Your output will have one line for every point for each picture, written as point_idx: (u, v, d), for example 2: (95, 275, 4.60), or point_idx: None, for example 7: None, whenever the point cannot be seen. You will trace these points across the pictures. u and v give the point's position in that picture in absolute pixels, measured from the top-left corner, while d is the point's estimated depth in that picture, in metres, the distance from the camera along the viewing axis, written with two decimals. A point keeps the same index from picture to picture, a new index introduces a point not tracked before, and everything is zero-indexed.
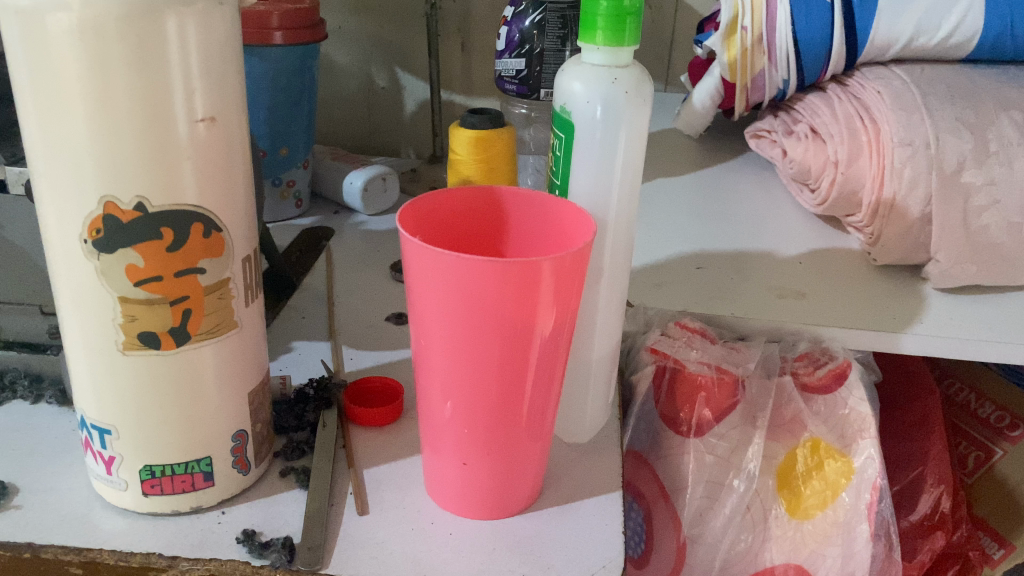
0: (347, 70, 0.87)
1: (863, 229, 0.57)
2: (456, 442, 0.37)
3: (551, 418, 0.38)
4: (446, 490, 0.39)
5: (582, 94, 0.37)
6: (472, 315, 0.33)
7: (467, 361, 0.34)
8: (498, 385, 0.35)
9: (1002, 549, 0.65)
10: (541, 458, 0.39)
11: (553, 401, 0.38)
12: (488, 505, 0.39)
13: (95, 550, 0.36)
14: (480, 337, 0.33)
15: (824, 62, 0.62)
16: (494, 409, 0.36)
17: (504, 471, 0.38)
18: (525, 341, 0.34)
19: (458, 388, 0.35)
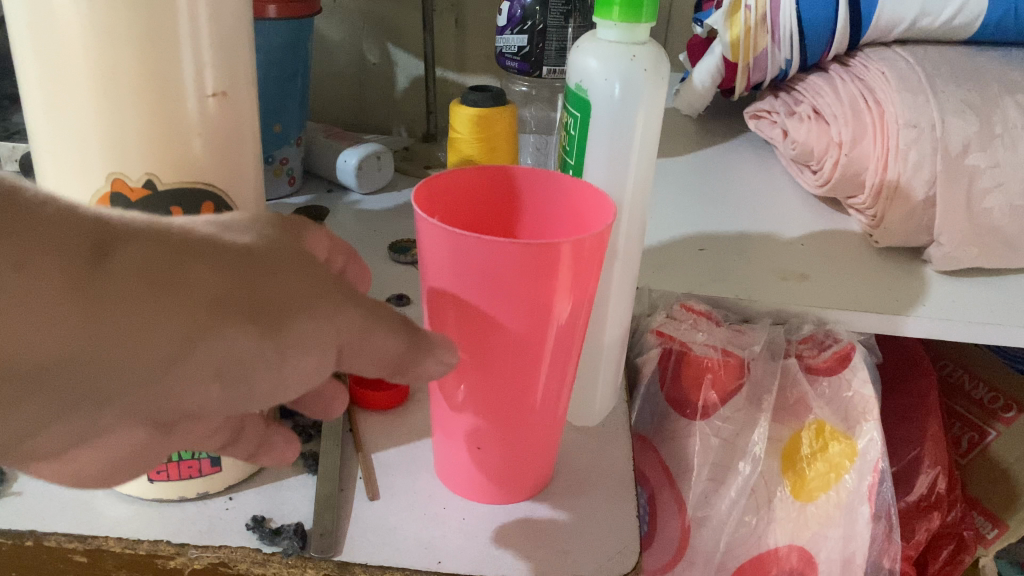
0: (338, 45, 0.85)
1: (865, 210, 0.56)
2: (469, 427, 0.36)
3: (563, 404, 0.38)
4: (457, 474, 0.38)
5: (600, 73, 0.37)
6: (490, 299, 0.32)
7: (482, 345, 0.33)
8: (513, 369, 0.34)
9: (995, 528, 0.67)
10: (554, 442, 0.38)
11: (567, 386, 0.37)
12: (500, 490, 0.38)
13: (101, 538, 0.35)
14: (499, 321, 0.32)
15: (828, 41, 0.62)
16: (509, 394, 0.35)
17: (518, 455, 0.37)
18: (542, 324, 0.33)
19: (473, 374, 0.35)
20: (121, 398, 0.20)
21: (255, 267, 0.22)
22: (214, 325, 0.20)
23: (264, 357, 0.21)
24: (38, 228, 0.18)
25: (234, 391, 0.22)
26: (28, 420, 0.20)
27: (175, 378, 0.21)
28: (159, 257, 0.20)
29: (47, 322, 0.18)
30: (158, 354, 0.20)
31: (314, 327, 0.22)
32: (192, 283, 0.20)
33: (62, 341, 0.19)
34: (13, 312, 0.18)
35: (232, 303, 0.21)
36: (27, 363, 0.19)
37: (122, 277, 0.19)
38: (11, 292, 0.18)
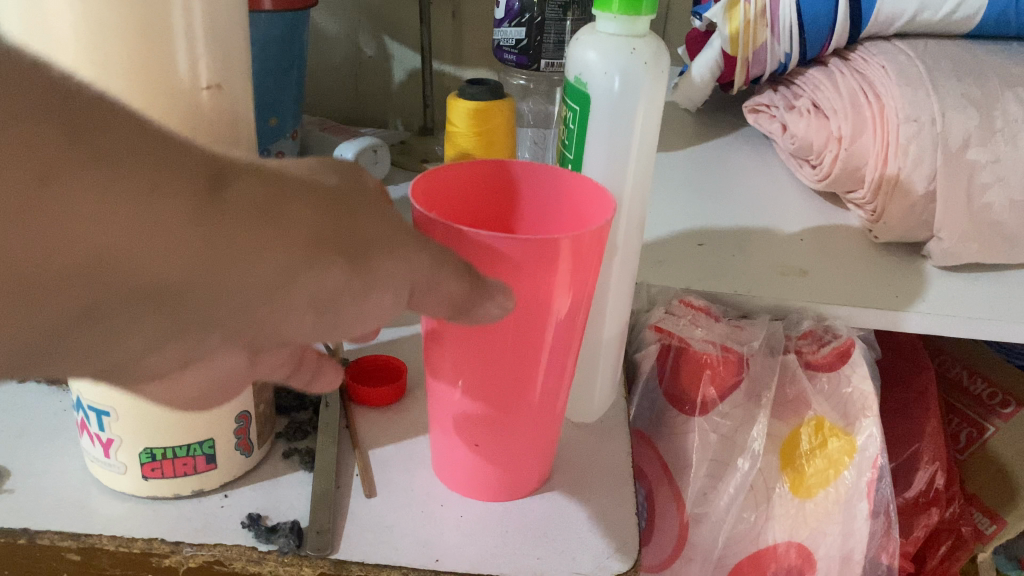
0: (334, 38, 0.84)
1: (864, 205, 0.56)
2: (467, 424, 0.36)
3: (562, 401, 0.37)
4: (454, 472, 0.38)
5: (599, 66, 0.36)
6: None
7: (479, 344, 0.33)
8: (512, 366, 0.34)
9: (993, 524, 0.67)
10: (553, 438, 0.38)
11: (565, 382, 0.37)
12: (497, 488, 0.38)
13: (94, 536, 0.34)
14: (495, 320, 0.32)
15: (828, 34, 0.62)
16: (506, 391, 0.35)
17: (517, 452, 0.37)
18: (539, 321, 0.32)
19: (470, 371, 0.34)
20: (228, 320, 0.22)
21: (345, 203, 0.23)
22: (315, 258, 0.21)
23: (350, 287, 0.23)
24: (166, 155, 0.19)
25: (325, 319, 0.23)
26: (146, 336, 0.21)
27: (276, 303, 0.22)
28: (266, 192, 0.21)
29: (176, 246, 0.19)
30: (266, 281, 0.21)
31: (393, 262, 0.24)
32: (294, 219, 0.21)
33: (188, 265, 0.19)
34: (148, 237, 0.19)
35: (328, 235, 0.22)
36: (154, 282, 0.19)
37: (239, 211, 0.20)
38: (146, 218, 0.18)
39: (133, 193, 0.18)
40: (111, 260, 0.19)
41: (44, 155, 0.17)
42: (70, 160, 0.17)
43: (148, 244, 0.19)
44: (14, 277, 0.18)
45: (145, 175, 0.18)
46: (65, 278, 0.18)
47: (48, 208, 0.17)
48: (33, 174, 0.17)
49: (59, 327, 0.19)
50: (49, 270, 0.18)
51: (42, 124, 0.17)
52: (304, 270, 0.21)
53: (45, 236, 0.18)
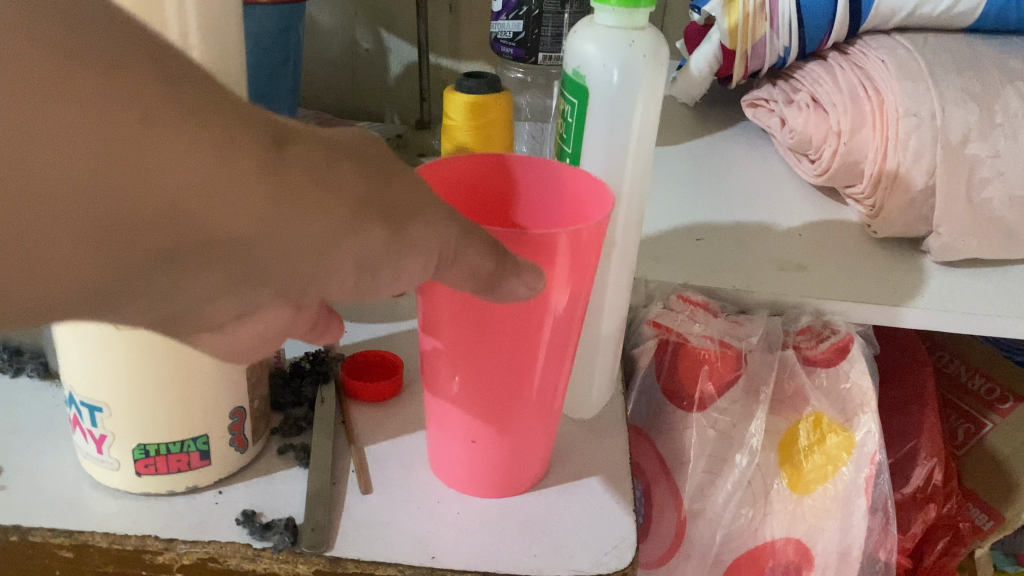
0: (330, 31, 0.84)
1: (863, 200, 0.56)
2: (465, 420, 0.36)
3: (559, 396, 0.37)
4: (451, 468, 0.38)
5: (598, 58, 0.36)
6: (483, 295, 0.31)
7: (476, 338, 0.33)
8: (510, 361, 0.33)
9: (991, 521, 0.66)
10: (550, 435, 0.38)
11: (563, 377, 0.36)
12: (495, 484, 0.38)
13: (87, 533, 0.34)
14: (493, 315, 0.32)
15: (828, 28, 0.61)
16: (504, 386, 0.34)
17: (514, 448, 0.37)
18: (536, 317, 0.32)
19: (467, 365, 0.34)
20: (280, 274, 0.22)
21: (386, 170, 0.24)
22: (359, 220, 0.22)
23: (387, 250, 0.24)
24: (237, 112, 0.20)
25: (362, 279, 0.24)
26: (207, 284, 0.22)
27: (324, 263, 0.23)
28: (320, 155, 0.22)
29: (244, 200, 0.20)
30: (316, 240, 0.22)
31: (426, 230, 0.25)
32: (344, 182, 0.22)
33: (254, 219, 0.20)
34: (220, 190, 0.19)
35: (372, 199, 0.23)
36: (221, 235, 0.20)
37: (298, 170, 0.21)
38: (222, 171, 0.19)
39: (210, 146, 0.19)
40: (185, 210, 0.19)
41: (134, 106, 0.18)
42: (158, 109, 0.18)
43: (222, 197, 0.20)
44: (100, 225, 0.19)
45: (220, 128, 0.19)
46: (143, 225, 0.19)
47: (134, 155, 0.18)
48: (123, 121, 0.18)
49: (130, 272, 0.20)
50: (128, 218, 0.19)
51: (132, 76, 0.18)
52: (351, 230, 0.22)
53: (130, 183, 0.18)
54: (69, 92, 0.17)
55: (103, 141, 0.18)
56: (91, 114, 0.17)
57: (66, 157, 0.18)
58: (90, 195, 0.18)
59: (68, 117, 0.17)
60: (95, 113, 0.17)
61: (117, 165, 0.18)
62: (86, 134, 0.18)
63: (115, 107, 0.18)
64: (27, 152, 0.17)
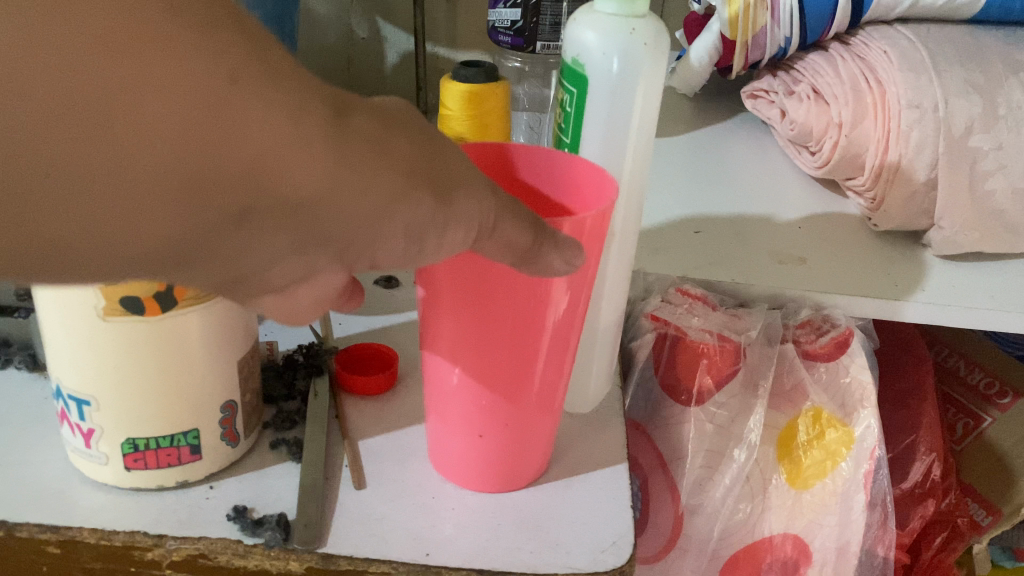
0: (326, 20, 0.83)
1: (863, 192, 0.55)
2: (466, 413, 0.35)
3: (562, 390, 0.36)
4: (450, 461, 0.37)
5: (597, 47, 0.35)
6: (486, 288, 0.30)
7: (478, 331, 0.32)
8: (511, 354, 0.33)
9: (990, 516, 0.67)
10: (551, 428, 0.37)
11: (566, 370, 0.36)
12: (495, 479, 0.37)
13: (75, 529, 0.34)
14: (493, 307, 0.31)
15: (829, 18, 0.61)
16: (506, 380, 0.34)
17: (518, 442, 0.36)
18: (536, 309, 0.31)
19: (467, 357, 0.33)
20: (337, 242, 0.23)
21: (433, 146, 0.24)
22: (413, 188, 0.23)
23: (435, 221, 0.24)
24: (303, 78, 0.21)
25: (412, 246, 0.24)
26: (273, 253, 0.22)
27: (379, 231, 0.23)
28: (377, 124, 0.22)
29: (313, 160, 0.20)
30: (375, 208, 0.22)
31: (468, 204, 0.25)
32: (399, 150, 0.23)
33: (321, 181, 0.21)
34: (290, 148, 0.20)
35: (425, 171, 0.23)
36: (290, 197, 0.21)
37: (360, 135, 0.21)
38: (292, 130, 0.20)
39: (284, 105, 0.20)
40: (263, 167, 0.20)
41: (216, 65, 0.19)
42: (237, 68, 0.19)
43: (293, 155, 0.20)
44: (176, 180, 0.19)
45: (293, 90, 0.20)
46: (220, 180, 0.19)
47: (215, 106, 0.19)
48: (205, 76, 0.19)
49: (203, 233, 0.20)
50: (207, 173, 0.19)
51: (215, 37, 0.19)
52: (407, 198, 0.23)
53: (211, 136, 0.19)
54: (158, 49, 0.18)
55: (189, 92, 0.18)
56: (179, 69, 0.18)
57: (152, 108, 0.18)
58: (172, 147, 0.19)
59: (156, 72, 0.18)
60: (181, 70, 0.18)
61: (199, 120, 0.19)
62: (173, 89, 0.18)
63: (199, 64, 0.19)
64: (118, 102, 0.18)
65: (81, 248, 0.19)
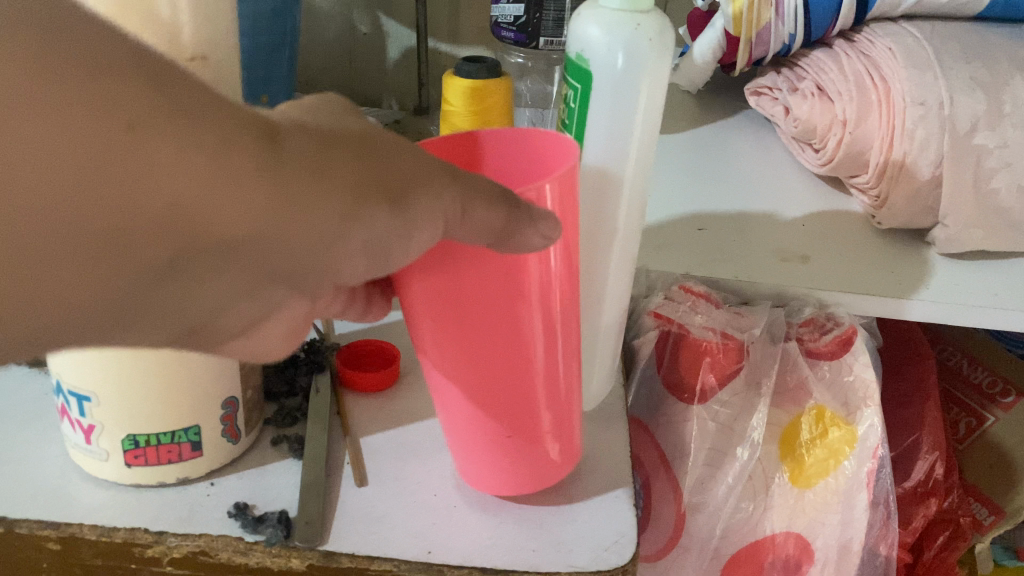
0: (328, 15, 0.82)
1: (868, 190, 0.55)
2: (483, 433, 0.34)
3: (573, 378, 0.35)
4: (484, 478, 0.36)
5: (601, 42, 0.35)
6: (472, 297, 0.29)
7: (477, 350, 0.31)
8: (514, 362, 0.31)
9: (992, 515, 0.67)
10: (572, 419, 0.36)
11: (572, 358, 0.34)
12: (527, 480, 0.36)
13: (75, 526, 0.33)
14: (485, 301, 0.29)
15: (834, 15, 0.60)
16: (514, 390, 0.32)
17: (543, 441, 0.35)
18: (527, 292, 0.30)
19: (470, 380, 0.32)
20: (288, 267, 0.23)
21: (379, 150, 0.24)
22: (362, 202, 0.23)
23: (394, 228, 0.24)
24: (220, 111, 0.20)
25: (377, 258, 0.25)
26: (224, 291, 0.23)
27: (335, 250, 0.23)
28: (311, 144, 0.22)
29: (237, 199, 0.20)
30: (318, 231, 0.22)
31: (431, 200, 0.24)
32: (340, 167, 0.22)
33: (251, 218, 0.21)
34: (211, 187, 0.20)
35: (367, 180, 0.23)
36: (223, 237, 0.21)
37: (292, 162, 0.21)
38: (211, 170, 0.20)
39: (197, 147, 0.20)
40: (184, 215, 0.20)
41: (117, 114, 0.19)
42: (136, 116, 0.19)
43: (216, 199, 0.20)
44: (101, 240, 0.20)
45: (206, 129, 0.20)
46: (143, 234, 0.20)
47: (121, 160, 0.19)
48: (103, 130, 0.18)
49: (141, 284, 0.21)
50: (128, 230, 0.20)
51: (112, 85, 0.19)
52: (356, 215, 0.23)
53: (123, 189, 0.19)
54: (51, 110, 0.18)
55: (93, 148, 0.18)
56: (79, 124, 0.18)
57: (57, 171, 0.18)
58: (90, 207, 0.19)
59: (50, 133, 0.18)
60: (77, 126, 0.18)
61: (110, 174, 0.19)
62: (75, 148, 0.18)
63: (93, 120, 0.18)
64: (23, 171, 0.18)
65: (23, 313, 0.20)
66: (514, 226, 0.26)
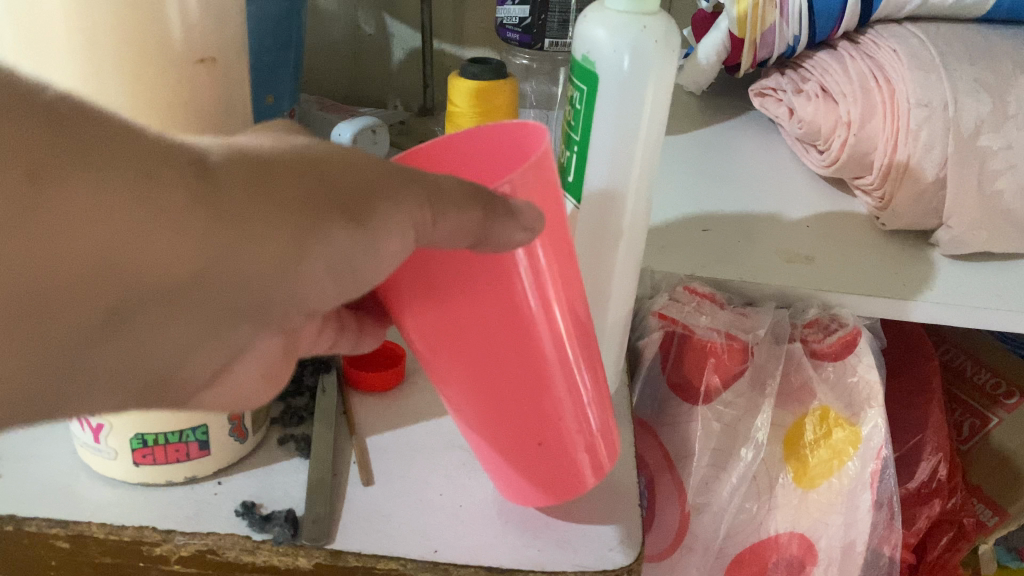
0: (333, 16, 0.83)
1: (872, 191, 0.55)
2: (501, 445, 0.34)
3: (592, 382, 0.34)
4: (517, 488, 0.35)
5: (607, 43, 0.35)
6: (465, 303, 0.29)
7: (481, 359, 0.31)
8: (519, 368, 0.31)
9: (996, 516, 0.67)
10: (598, 422, 0.35)
11: (586, 359, 0.33)
12: (556, 489, 0.35)
13: (84, 524, 0.34)
14: (473, 300, 0.29)
15: (838, 17, 0.60)
16: (524, 398, 0.32)
17: (568, 448, 0.34)
18: (516, 289, 0.29)
19: (479, 391, 0.32)
20: (243, 298, 0.23)
21: (325, 167, 0.24)
22: (311, 222, 0.23)
23: (358, 244, 0.24)
24: (137, 147, 0.20)
25: (344, 279, 0.25)
26: (179, 335, 0.23)
27: (293, 275, 0.23)
28: (244, 170, 0.22)
29: (167, 235, 0.20)
30: (269, 256, 0.22)
31: (396, 208, 0.24)
32: (279, 190, 0.22)
33: (187, 251, 0.21)
34: (151, 226, 0.20)
35: (319, 199, 0.23)
36: (164, 276, 0.21)
37: (224, 191, 0.21)
38: (137, 208, 0.20)
39: (115, 188, 0.20)
40: (115, 258, 0.20)
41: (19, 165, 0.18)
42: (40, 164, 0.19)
43: (146, 239, 0.20)
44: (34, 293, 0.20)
45: (124, 169, 0.20)
46: (75, 281, 0.20)
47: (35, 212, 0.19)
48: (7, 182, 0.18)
49: (88, 334, 0.21)
50: (60, 280, 0.20)
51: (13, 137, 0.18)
52: (307, 237, 0.23)
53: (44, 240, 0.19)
54: None
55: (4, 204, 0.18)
56: None
57: None
58: (28, 269, 0.19)
59: None
60: None
61: (42, 230, 0.19)
62: None
63: None
64: None
65: None
66: (513, 228, 0.27)
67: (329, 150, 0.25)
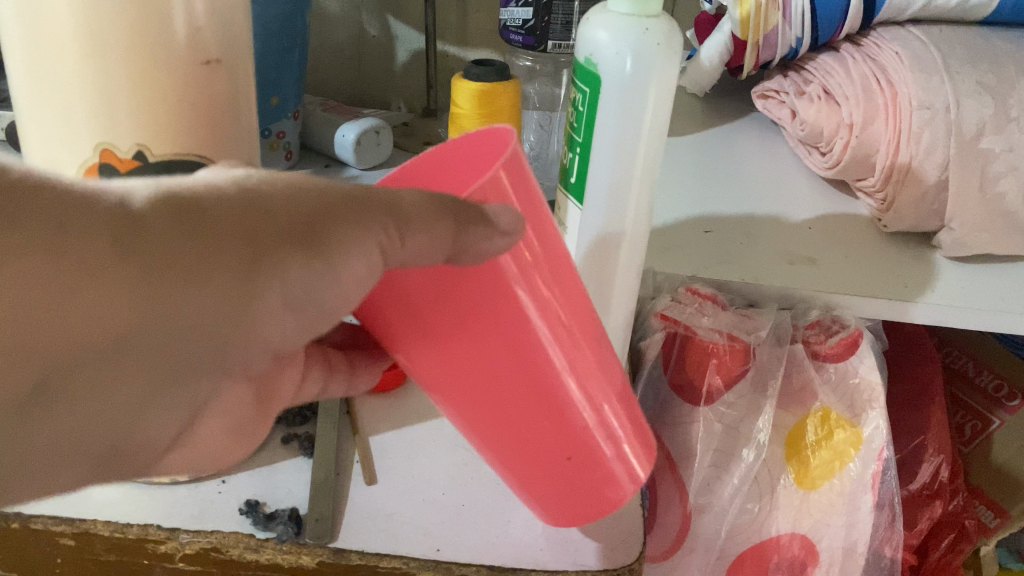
0: (337, 17, 0.83)
1: (874, 193, 0.55)
2: (516, 466, 0.34)
3: (607, 392, 0.33)
4: (541, 506, 0.35)
5: (610, 45, 0.35)
6: (462, 325, 0.29)
7: (485, 380, 0.30)
8: (524, 386, 0.31)
9: (997, 518, 0.68)
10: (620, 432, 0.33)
11: (598, 369, 0.32)
12: (579, 503, 0.34)
13: (90, 521, 0.34)
14: (468, 329, 0.29)
15: (841, 19, 0.60)
16: (533, 417, 0.31)
17: (586, 463, 0.33)
18: (511, 310, 0.29)
19: (489, 412, 0.32)
20: (206, 335, 0.25)
21: (273, 201, 0.25)
22: (260, 260, 0.24)
23: (316, 273, 0.25)
24: (71, 215, 0.22)
25: (306, 307, 0.26)
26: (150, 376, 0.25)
27: (251, 311, 0.25)
28: (186, 219, 0.23)
29: (110, 294, 0.22)
30: (221, 296, 0.24)
31: (352, 231, 0.25)
32: (223, 233, 0.23)
33: (136, 304, 0.23)
34: (96, 290, 0.22)
35: (265, 238, 0.24)
36: (116, 329, 0.23)
37: (165, 244, 0.23)
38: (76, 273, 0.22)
39: (54, 260, 0.21)
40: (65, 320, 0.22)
41: None
42: None
43: (91, 301, 0.22)
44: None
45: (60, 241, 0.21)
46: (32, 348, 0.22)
47: None
48: None
49: (61, 390, 0.23)
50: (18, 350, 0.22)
51: None
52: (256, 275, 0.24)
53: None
54: None
55: None
56: None
57: None
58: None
59: None
60: None
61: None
62: None
63: None
64: None
65: None
66: (489, 234, 0.26)
67: (282, 180, 0.25)
